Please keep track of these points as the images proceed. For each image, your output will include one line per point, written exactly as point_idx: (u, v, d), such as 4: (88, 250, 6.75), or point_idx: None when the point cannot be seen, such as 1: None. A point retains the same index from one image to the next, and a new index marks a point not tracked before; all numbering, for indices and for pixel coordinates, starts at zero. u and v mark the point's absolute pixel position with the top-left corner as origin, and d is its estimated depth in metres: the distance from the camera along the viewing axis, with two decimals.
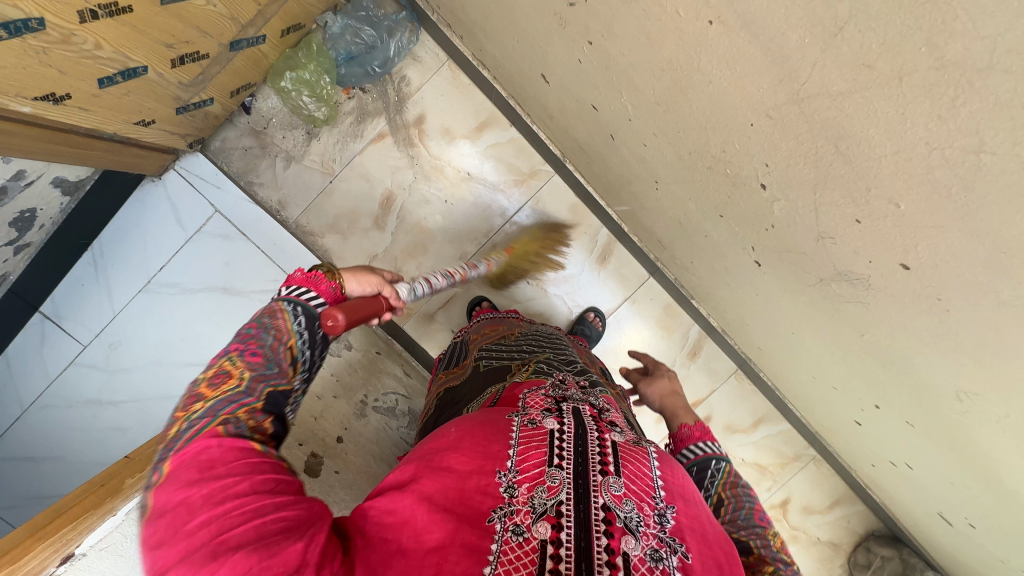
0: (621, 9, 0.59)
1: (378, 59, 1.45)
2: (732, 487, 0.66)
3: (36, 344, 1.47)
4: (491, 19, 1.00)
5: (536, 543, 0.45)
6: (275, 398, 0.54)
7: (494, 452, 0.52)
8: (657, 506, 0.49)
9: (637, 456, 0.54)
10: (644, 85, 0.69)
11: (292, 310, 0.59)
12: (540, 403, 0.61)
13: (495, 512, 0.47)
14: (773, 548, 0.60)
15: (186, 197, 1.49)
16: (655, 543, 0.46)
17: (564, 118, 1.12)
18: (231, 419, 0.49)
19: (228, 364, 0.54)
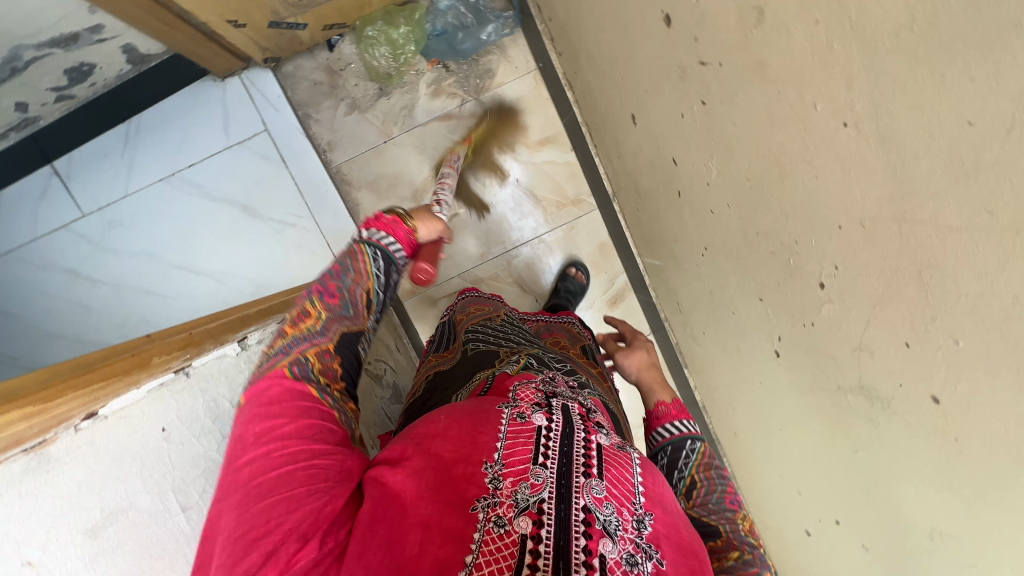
0: (754, 86, 0.63)
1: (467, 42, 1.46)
2: (706, 469, 0.71)
3: (36, 196, 1.42)
4: (603, 48, 1.03)
5: (517, 537, 0.44)
6: (348, 338, 0.63)
7: (480, 441, 0.50)
8: (636, 512, 0.49)
9: (620, 462, 0.52)
10: (741, 158, 0.72)
11: (370, 253, 0.66)
12: (528, 394, 0.59)
13: (478, 502, 0.46)
14: (740, 532, 0.64)
15: (241, 106, 1.46)
16: (632, 548, 0.46)
17: (634, 160, 1.15)
18: (301, 359, 0.57)
19: (309, 305, 0.62)
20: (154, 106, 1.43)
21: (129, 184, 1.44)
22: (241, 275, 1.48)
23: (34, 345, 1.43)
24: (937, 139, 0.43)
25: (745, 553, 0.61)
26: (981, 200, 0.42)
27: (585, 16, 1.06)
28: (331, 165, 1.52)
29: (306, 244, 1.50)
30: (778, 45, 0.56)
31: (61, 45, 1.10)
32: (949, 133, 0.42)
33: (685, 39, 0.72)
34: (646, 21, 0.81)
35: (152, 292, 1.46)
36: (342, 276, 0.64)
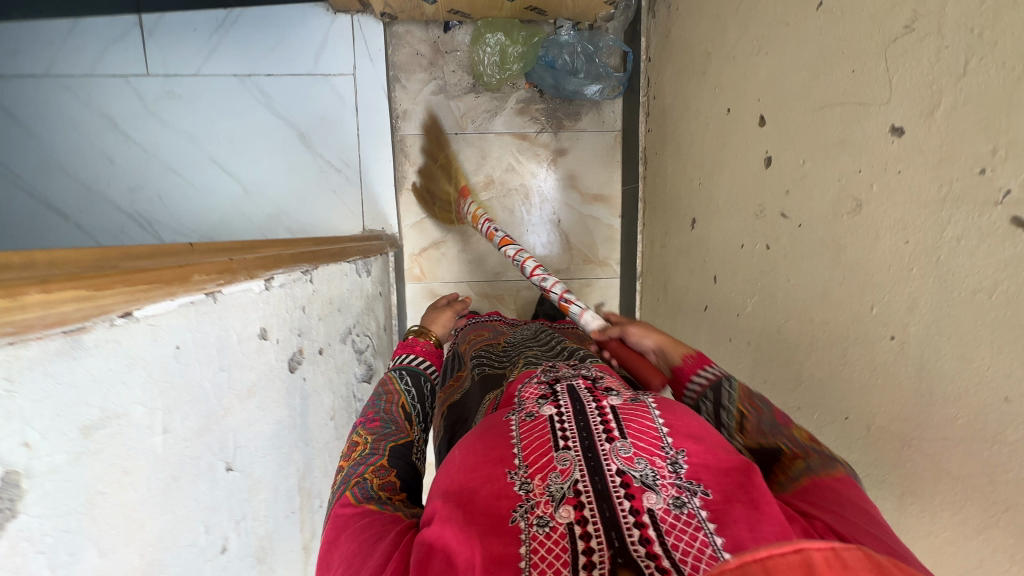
0: (822, 262, 0.66)
1: (574, 82, 1.44)
2: (751, 399, 0.58)
3: (111, 37, 1.42)
4: (694, 150, 1.07)
5: (564, 530, 0.41)
6: (399, 451, 0.68)
7: (500, 456, 0.48)
8: (669, 455, 0.46)
9: (637, 412, 0.50)
10: (780, 312, 0.75)
11: (400, 376, 0.84)
12: (533, 392, 0.57)
13: (516, 513, 0.43)
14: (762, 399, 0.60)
15: (340, 43, 1.47)
16: (675, 492, 0.43)
17: (674, 257, 1.19)
18: (360, 482, 0.60)
19: (357, 437, 0.69)
20: (260, 7, 1.43)
21: (203, 65, 1.45)
22: (268, 194, 1.50)
23: (51, 176, 1.46)
24: (970, 397, 0.46)
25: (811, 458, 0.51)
26: (987, 467, 0.45)
27: (689, 115, 1.09)
28: (398, 132, 1.53)
29: (340, 192, 1.52)
30: (860, 240, 0.59)
31: None
32: (985, 398, 0.45)
33: (776, 187, 0.76)
34: (746, 152, 0.85)
35: (176, 172, 1.48)
36: (380, 403, 0.77)
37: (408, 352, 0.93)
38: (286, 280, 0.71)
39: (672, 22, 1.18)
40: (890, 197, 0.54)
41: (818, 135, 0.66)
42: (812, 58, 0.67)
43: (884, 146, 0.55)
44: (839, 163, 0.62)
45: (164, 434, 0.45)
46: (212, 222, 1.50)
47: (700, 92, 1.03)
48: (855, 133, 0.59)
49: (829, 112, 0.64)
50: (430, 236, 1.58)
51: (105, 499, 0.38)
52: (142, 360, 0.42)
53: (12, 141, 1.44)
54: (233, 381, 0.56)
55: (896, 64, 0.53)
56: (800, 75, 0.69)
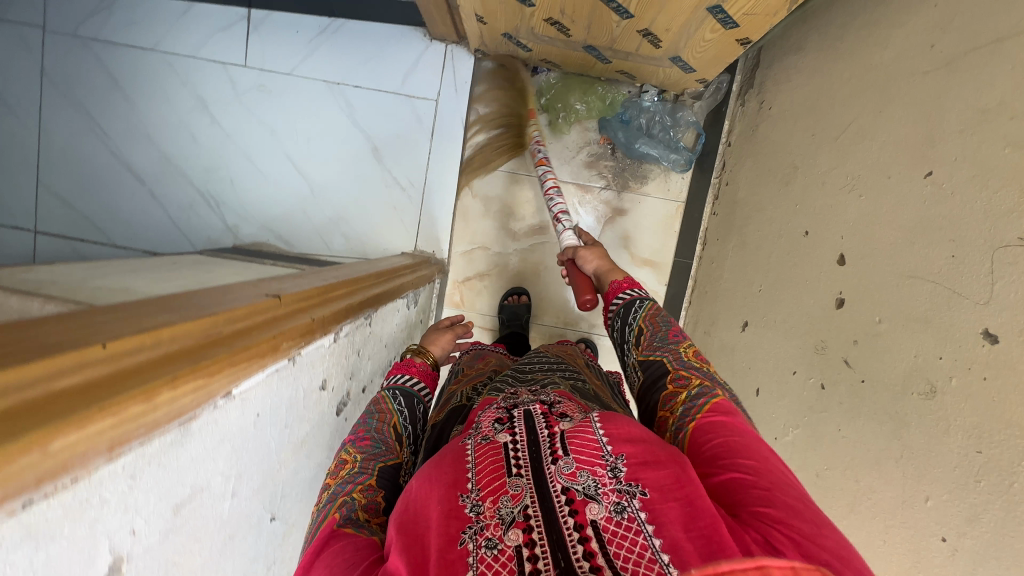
0: (879, 429, 0.65)
1: (647, 149, 1.45)
2: (653, 319, 0.83)
3: (219, 25, 1.49)
4: (761, 254, 1.06)
5: (511, 552, 0.46)
6: (387, 470, 0.69)
7: (454, 481, 0.54)
8: (608, 463, 0.52)
9: (582, 429, 0.57)
10: (824, 457, 0.75)
11: (391, 394, 0.81)
12: (491, 416, 0.64)
13: (466, 535, 0.49)
14: (682, 359, 0.74)
15: (430, 68, 1.51)
16: (614, 497, 0.49)
17: (717, 351, 1.19)
18: (347, 502, 0.62)
19: (347, 453, 0.70)
20: (362, 21, 1.48)
21: (298, 66, 1.50)
22: (331, 198, 1.55)
23: (136, 143, 1.53)
24: None
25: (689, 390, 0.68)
26: None
27: (762, 218, 1.09)
28: (466, 163, 1.56)
29: (399, 209, 1.55)
30: (926, 427, 0.58)
31: None
32: None
33: (844, 333, 0.75)
34: (818, 282, 0.84)
35: (251, 162, 1.54)
36: (371, 421, 0.76)
37: (402, 371, 0.88)
38: (351, 330, 0.74)
39: (762, 118, 1.17)
40: (970, 399, 0.54)
41: (902, 302, 0.65)
42: (910, 224, 0.66)
43: (972, 346, 0.54)
44: (917, 339, 0.62)
45: (232, 498, 0.47)
46: (273, 215, 1.56)
47: (779, 201, 1.02)
48: (942, 318, 0.59)
49: (918, 285, 0.63)
50: (476, 267, 1.60)
51: (178, 569, 0.40)
52: (230, 434, 0.45)
53: (109, 104, 1.52)
54: (291, 436, 0.59)
55: (1002, 271, 0.53)
56: (893, 234, 0.69)
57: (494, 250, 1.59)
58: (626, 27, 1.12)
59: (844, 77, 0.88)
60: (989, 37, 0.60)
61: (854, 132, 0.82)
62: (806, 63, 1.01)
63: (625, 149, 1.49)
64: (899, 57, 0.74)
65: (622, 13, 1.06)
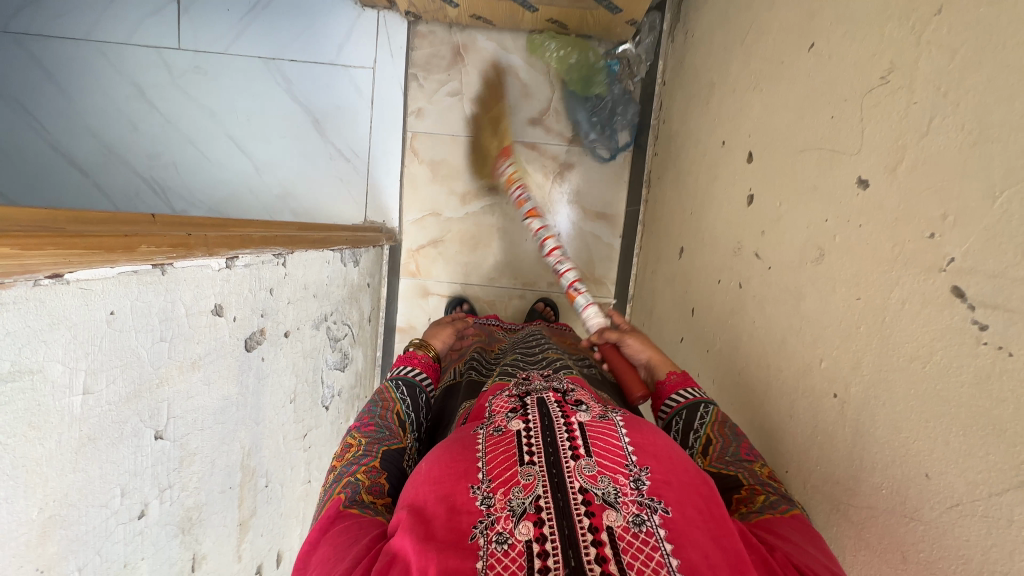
0: (784, 308, 0.64)
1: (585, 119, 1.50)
2: (721, 427, 0.68)
3: (149, 10, 1.48)
4: (691, 178, 1.06)
5: (522, 547, 0.44)
6: (391, 455, 0.71)
7: (465, 471, 0.51)
8: (631, 472, 0.49)
9: (604, 430, 0.54)
10: (744, 354, 0.74)
11: (395, 383, 0.86)
12: (503, 404, 0.60)
13: (476, 527, 0.46)
14: (761, 474, 0.60)
15: (364, 37, 1.50)
16: (635, 509, 0.46)
17: (662, 286, 1.18)
18: (352, 482, 0.64)
19: (352, 439, 0.73)
20: None
21: (233, 45, 1.50)
22: (277, 175, 1.54)
23: (77, 135, 1.52)
24: (895, 468, 0.44)
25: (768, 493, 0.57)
26: (902, 544, 0.43)
27: (691, 144, 1.08)
28: (408, 129, 1.55)
29: (346, 180, 1.55)
30: (818, 291, 0.57)
31: None
32: (908, 471, 0.43)
33: (754, 227, 0.74)
34: (733, 187, 0.83)
35: (195, 145, 1.53)
36: (375, 408, 0.80)
37: (406, 365, 0.91)
38: (252, 260, 0.73)
39: (688, 48, 1.16)
40: (850, 252, 0.53)
41: (796, 179, 0.64)
42: (798, 101, 0.66)
43: (849, 199, 0.53)
44: (810, 210, 0.60)
45: (85, 394, 0.46)
46: (220, 197, 1.55)
47: (702, 122, 1.01)
48: (827, 181, 0.58)
49: (807, 156, 0.62)
50: (429, 234, 1.59)
51: (5, 450, 0.39)
52: (69, 322, 0.44)
53: (46, 98, 1.51)
54: (175, 352, 0.58)
55: (870, 115, 0.51)
56: (787, 116, 0.68)
57: (446, 215, 1.58)
58: None
59: None
60: None
61: (755, 32, 0.81)
62: None
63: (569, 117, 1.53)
64: None
65: None
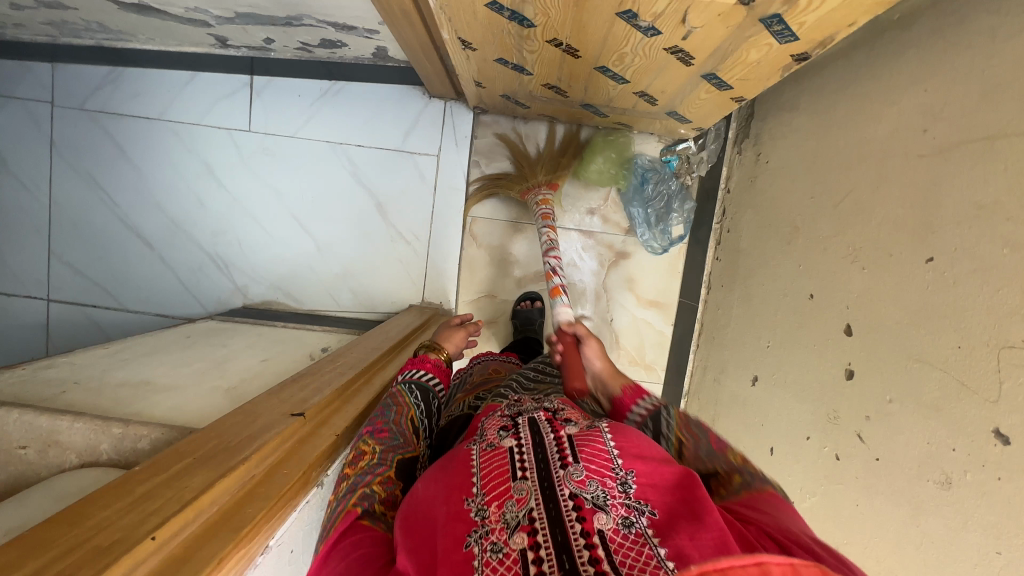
0: (897, 510, 0.66)
1: (639, 213, 1.53)
2: (688, 426, 0.72)
3: (222, 93, 1.52)
4: (766, 308, 1.08)
5: (517, 555, 0.51)
6: (404, 465, 0.71)
7: (461, 485, 0.60)
8: (618, 477, 0.58)
9: (591, 441, 0.63)
10: (843, 530, 0.76)
11: (408, 389, 0.84)
12: (495, 424, 0.71)
13: (473, 537, 0.54)
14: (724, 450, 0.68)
15: (430, 125, 1.53)
16: (623, 510, 0.54)
17: (727, 401, 1.20)
18: (366, 495, 0.64)
19: (363, 446, 0.70)
20: (363, 82, 1.51)
21: (302, 129, 1.53)
22: (338, 255, 1.57)
23: (145, 209, 1.56)
24: None
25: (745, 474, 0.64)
26: None
27: (766, 272, 1.10)
28: (468, 215, 1.58)
29: (405, 262, 1.58)
30: (945, 518, 0.59)
31: (336, 29, 1.16)
32: None
33: (857, 406, 0.76)
34: (825, 350, 0.85)
35: (259, 223, 1.57)
36: (389, 412, 0.77)
37: (416, 368, 0.91)
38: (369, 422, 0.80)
39: (760, 170, 1.19)
40: (987, 498, 0.55)
41: (912, 386, 0.67)
42: (913, 307, 0.68)
43: (984, 444, 0.56)
44: (929, 427, 0.63)
45: None
46: (281, 274, 1.58)
47: (782, 258, 1.04)
48: (953, 409, 0.60)
49: (926, 370, 0.65)
50: (484, 315, 1.61)
51: None
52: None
53: (117, 173, 1.55)
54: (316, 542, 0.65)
55: (1010, 372, 0.54)
56: (899, 315, 0.70)
57: (502, 297, 1.61)
58: (623, 90, 1.15)
59: (838, 145, 0.90)
60: (983, 133, 0.62)
61: (853, 202, 0.83)
62: (801, 122, 1.03)
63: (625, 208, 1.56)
64: (891, 136, 0.77)
65: (620, 79, 1.08)
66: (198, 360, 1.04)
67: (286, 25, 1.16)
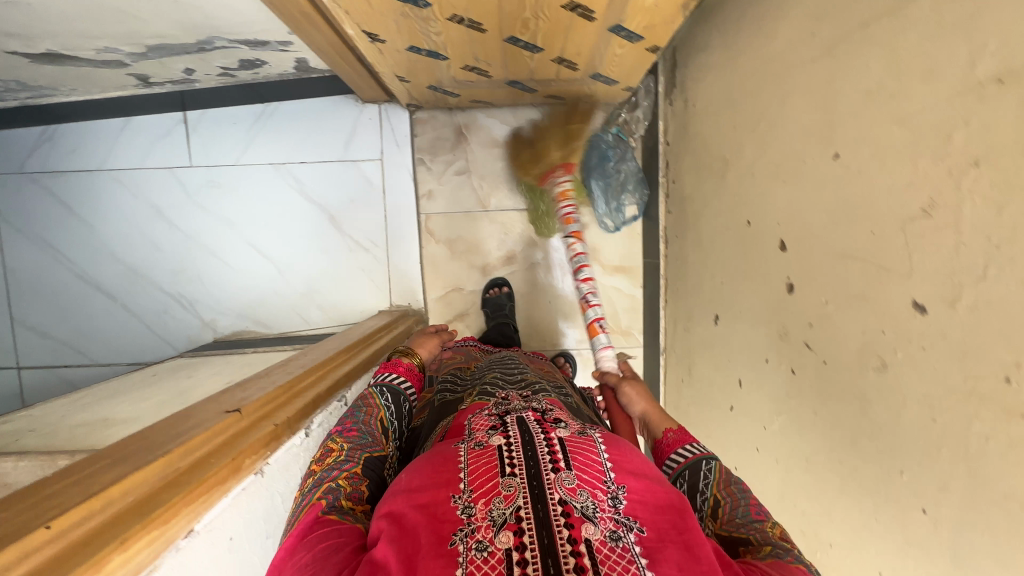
0: (848, 407, 0.66)
1: (598, 186, 1.47)
2: (727, 486, 0.69)
3: (158, 134, 1.52)
4: (715, 246, 1.09)
5: (501, 555, 0.48)
6: (372, 462, 0.70)
7: (447, 481, 0.57)
8: (609, 490, 0.55)
9: (584, 447, 0.60)
10: (810, 442, 0.75)
11: (379, 393, 0.82)
12: (484, 424, 0.67)
13: (456, 535, 0.50)
14: (773, 535, 0.62)
15: (368, 131, 1.54)
16: (612, 525, 0.52)
17: (699, 348, 1.20)
18: (332, 491, 0.63)
19: (331, 444, 0.70)
20: (295, 100, 1.52)
21: (242, 156, 1.54)
22: (300, 274, 1.57)
23: (100, 262, 1.55)
24: None
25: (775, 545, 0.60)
26: None
27: (709, 211, 1.11)
28: (422, 213, 1.59)
29: (367, 269, 1.58)
30: (887, 402, 0.59)
31: (250, 46, 1.17)
32: None
33: (800, 317, 0.76)
34: (768, 270, 0.86)
35: (216, 256, 1.56)
36: (359, 414, 0.76)
37: (390, 371, 0.88)
38: (325, 417, 0.75)
39: (690, 116, 1.20)
40: (917, 370, 0.55)
41: (841, 282, 0.67)
42: (829, 206, 0.69)
43: (906, 318, 0.56)
44: (861, 317, 0.63)
45: None
46: (246, 303, 1.58)
47: (720, 194, 1.05)
48: (876, 293, 0.60)
49: (851, 263, 0.65)
50: (455, 309, 1.61)
51: None
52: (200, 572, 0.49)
53: (67, 230, 1.54)
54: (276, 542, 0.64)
55: (915, 243, 0.54)
56: (819, 216, 0.71)
57: (469, 288, 1.61)
58: (541, 59, 1.15)
59: (747, 71, 0.91)
60: (858, 21, 0.62)
61: (767, 121, 0.84)
62: (715, 58, 1.04)
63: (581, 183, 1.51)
64: (787, 48, 0.78)
65: (533, 48, 1.09)
66: (159, 393, 1.03)
67: (199, 51, 1.17)
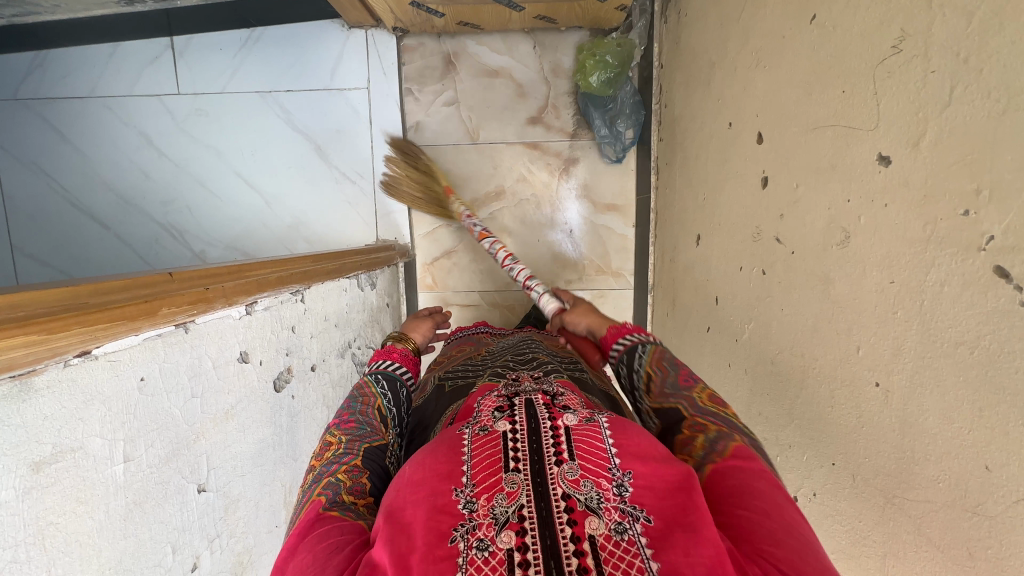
0: (812, 295, 0.62)
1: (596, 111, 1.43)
2: (660, 360, 0.65)
3: (145, 60, 1.51)
4: (700, 164, 1.02)
5: (503, 555, 0.39)
6: (373, 452, 0.65)
7: (447, 474, 0.46)
8: (615, 477, 0.44)
9: (589, 434, 0.49)
10: (776, 342, 0.71)
11: (375, 379, 0.78)
12: (490, 404, 0.56)
13: (456, 532, 0.41)
14: (699, 405, 0.59)
15: (355, 58, 1.50)
16: (617, 517, 0.42)
17: (682, 276, 1.15)
18: (331, 486, 0.57)
19: (329, 437, 0.66)
20: (281, 24, 1.48)
21: (228, 83, 1.51)
22: (287, 205, 1.56)
23: (92, 188, 1.56)
24: (952, 460, 0.41)
25: (711, 428, 0.54)
26: (966, 539, 0.40)
27: (696, 127, 1.04)
28: None
29: (354, 202, 1.56)
30: (849, 275, 0.54)
31: None
32: (965, 463, 0.40)
33: (773, 209, 0.71)
34: (747, 170, 0.80)
35: (204, 185, 1.56)
36: (355, 405, 0.72)
37: (385, 358, 0.85)
38: (270, 303, 0.74)
39: (682, 29, 1.13)
40: (878, 233, 0.50)
41: (812, 159, 0.61)
42: (805, 77, 0.63)
43: (871, 176, 0.50)
44: (830, 190, 0.58)
45: (126, 462, 0.47)
46: (235, 233, 1.58)
47: (706, 103, 0.98)
48: (844, 159, 0.55)
49: (822, 134, 0.59)
50: (442, 246, 1.59)
51: (58, 529, 0.41)
52: (101, 396, 0.45)
53: (59, 156, 1.55)
54: (207, 406, 0.59)
55: (884, 86, 0.48)
56: (795, 92, 0.65)
57: (456, 225, 1.58)
58: None
59: None
60: None
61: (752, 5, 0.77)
62: None
63: (580, 110, 1.49)
64: None
65: None
66: None
67: None
